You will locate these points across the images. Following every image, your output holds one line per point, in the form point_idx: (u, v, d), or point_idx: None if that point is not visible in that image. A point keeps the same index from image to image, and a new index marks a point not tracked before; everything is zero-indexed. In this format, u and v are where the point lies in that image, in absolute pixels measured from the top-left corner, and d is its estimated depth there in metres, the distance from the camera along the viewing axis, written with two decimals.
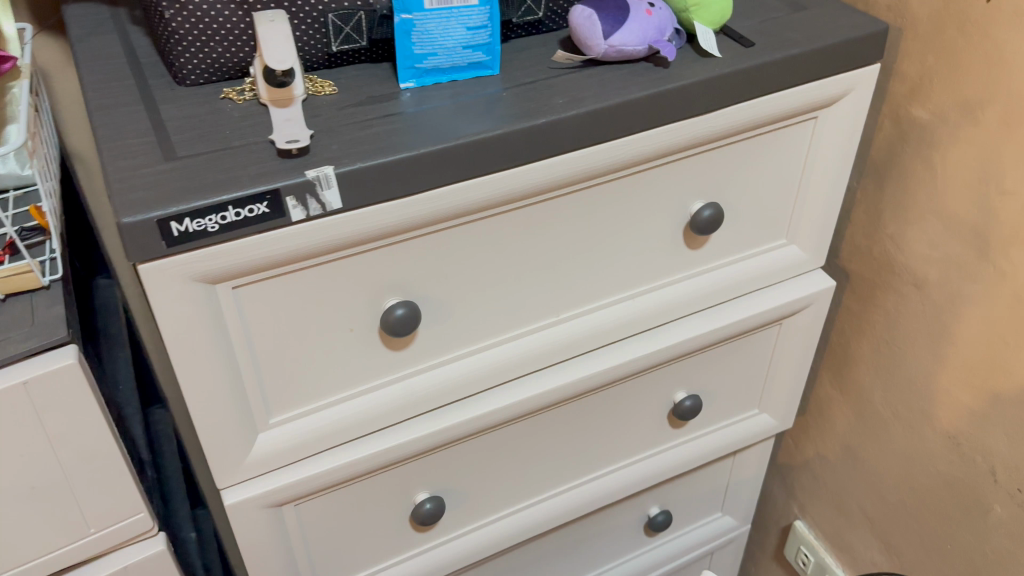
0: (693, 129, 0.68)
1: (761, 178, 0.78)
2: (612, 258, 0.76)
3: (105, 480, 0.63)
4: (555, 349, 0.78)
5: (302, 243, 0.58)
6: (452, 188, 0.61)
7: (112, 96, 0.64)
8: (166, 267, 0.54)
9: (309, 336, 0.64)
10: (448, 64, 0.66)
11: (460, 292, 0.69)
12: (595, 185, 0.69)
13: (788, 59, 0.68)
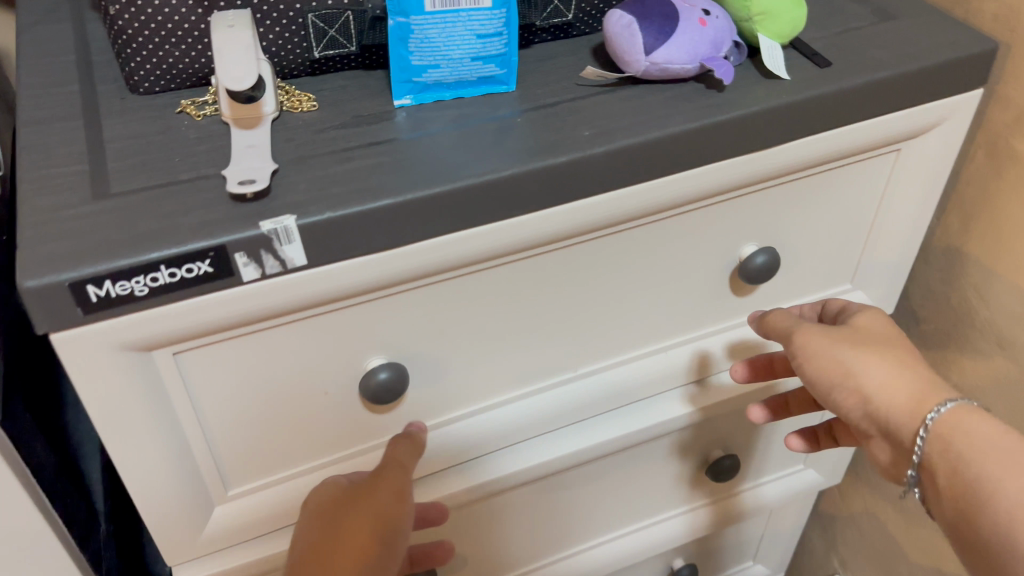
0: (749, 167, 0.56)
1: (826, 218, 0.66)
2: (644, 310, 0.64)
3: (32, 558, 0.54)
4: (570, 409, 0.67)
5: (258, 305, 0.47)
6: (448, 239, 0.50)
7: (48, 106, 0.53)
8: (84, 336, 0.44)
9: (275, 401, 0.54)
10: (453, 78, 0.54)
11: (459, 349, 0.58)
12: (627, 229, 0.57)
13: (872, 85, 0.56)
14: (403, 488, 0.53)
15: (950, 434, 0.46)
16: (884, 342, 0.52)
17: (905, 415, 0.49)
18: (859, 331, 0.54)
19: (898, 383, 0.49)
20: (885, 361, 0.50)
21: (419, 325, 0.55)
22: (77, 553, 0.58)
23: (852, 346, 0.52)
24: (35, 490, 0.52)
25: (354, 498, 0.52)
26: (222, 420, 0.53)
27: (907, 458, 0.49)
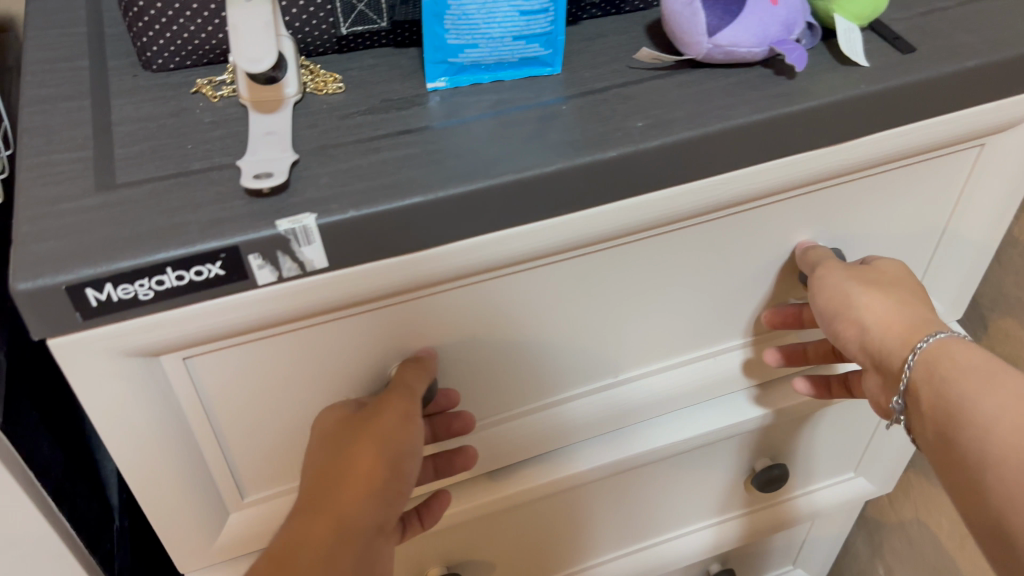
0: (818, 162, 0.50)
1: (897, 217, 0.60)
2: (693, 314, 0.59)
3: (38, 562, 0.51)
4: (610, 415, 0.62)
5: (274, 309, 0.43)
6: (484, 240, 0.45)
7: (55, 83, 0.49)
8: (86, 341, 0.40)
9: (293, 408, 0.50)
10: (493, 59, 0.49)
11: (490, 354, 0.54)
12: (679, 229, 0.52)
13: (961, 74, 0.50)
14: (411, 411, 0.47)
15: (938, 363, 0.46)
16: (896, 281, 0.52)
17: (899, 347, 0.49)
18: (878, 272, 0.53)
19: (901, 321, 0.50)
20: (891, 297, 0.51)
21: (449, 330, 0.51)
22: (87, 556, 0.55)
23: (861, 281, 0.52)
24: (40, 494, 0.49)
25: (357, 422, 0.46)
26: (236, 425, 0.50)
27: (894, 385, 0.50)
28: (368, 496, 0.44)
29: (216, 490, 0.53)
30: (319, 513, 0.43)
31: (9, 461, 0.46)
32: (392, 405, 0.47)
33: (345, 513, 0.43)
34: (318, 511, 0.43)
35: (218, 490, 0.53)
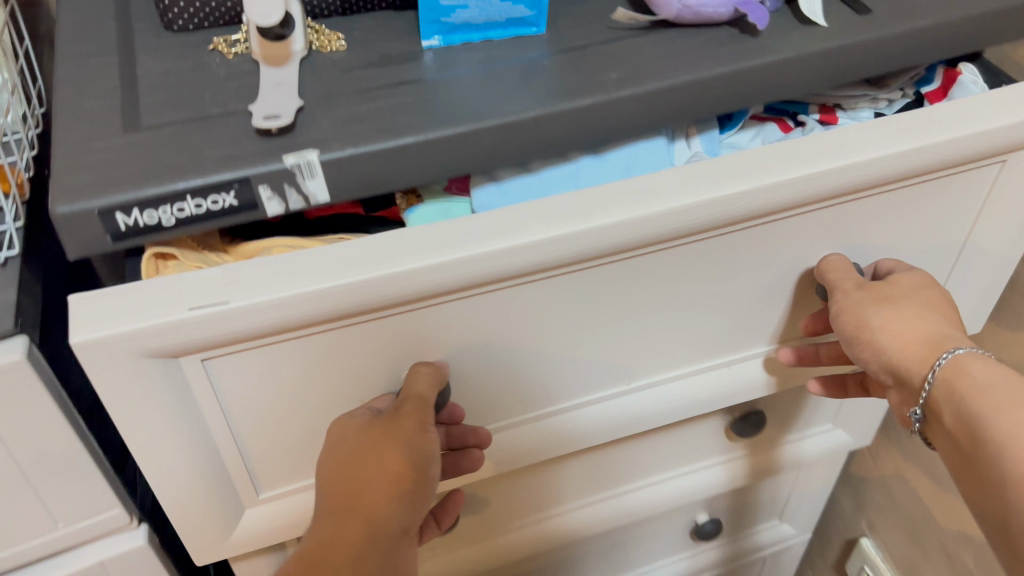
0: (830, 178, 0.51)
1: (916, 228, 0.61)
2: (703, 328, 0.61)
3: (70, 476, 0.57)
4: (620, 424, 0.64)
5: (288, 315, 0.45)
6: (486, 253, 0.46)
7: (86, 42, 0.54)
8: (106, 342, 0.43)
9: (309, 403, 0.53)
10: (482, 19, 0.54)
11: (505, 357, 0.56)
12: (692, 242, 0.53)
13: (910, 33, 0.54)
14: (426, 421, 0.50)
15: (955, 377, 0.49)
16: (910, 294, 0.54)
17: (919, 364, 0.51)
18: (892, 285, 0.55)
19: (920, 340, 0.51)
20: (906, 311, 0.53)
21: (463, 335, 0.53)
22: (115, 477, 0.61)
23: (875, 300, 0.54)
24: (72, 415, 0.55)
25: (377, 429, 0.48)
26: (254, 416, 0.53)
27: (913, 397, 0.52)
28: (397, 501, 0.47)
29: (230, 484, 0.56)
30: (349, 516, 0.46)
31: (46, 381, 0.52)
32: (410, 414, 0.49)
33: (375, 515, 0.46)
34: (348, 514, 0.46)
35: (231, 478, 0.56)
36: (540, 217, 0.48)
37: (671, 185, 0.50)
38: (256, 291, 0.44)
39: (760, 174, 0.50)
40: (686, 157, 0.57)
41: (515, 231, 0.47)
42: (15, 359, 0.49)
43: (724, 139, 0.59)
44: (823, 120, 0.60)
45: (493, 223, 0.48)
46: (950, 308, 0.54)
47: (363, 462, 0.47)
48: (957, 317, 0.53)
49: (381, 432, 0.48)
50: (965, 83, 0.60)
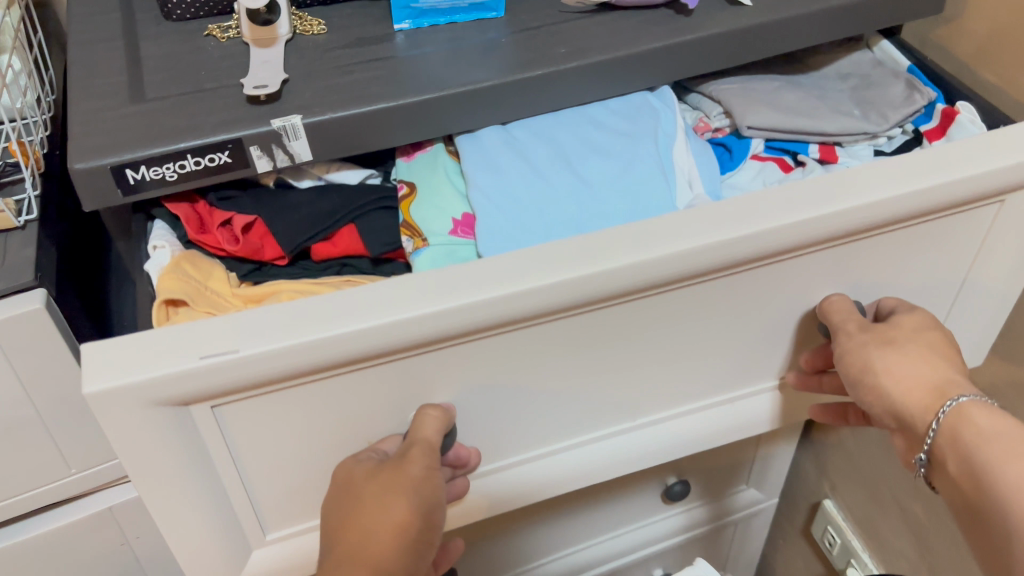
0: (848, 217, 0.49)
1: (918, 266, 0.59)
2: (712, 368, 0.60)
3: (82, 422, 0.64)
4: (621, 466, 0.63)
5: (297, 362, 0.43)
6: (480, 300, 0.44)
7: (95, 30, 0.61)
8: (119, 392, 0.41)
9: (312, 446, 0.52)
10: (446, 4, 0.61)
11: (507, 399, 0.54)
12: (708, 281, 0.52)
13: (825, 11, 0.61)
14: (435, 466, 0.48)
15: (959, 426, 0.46)
16: (914, 335, 0.51)
17: (922, 411, 0.48)
18: (895, 326, 0.53)
19: (920, 385, 0.49)
20: (910, 355, 0.50)
21: (464, 379, 0.51)
22: None
23: (877, 343, 0.52)
24: None
25: (385, 470, 0.47)
26: (258, 461, 0.51)
27: (918, 441, 0.49)
28: (405, 546, 0.44)
29: (241, 530, 0.55)
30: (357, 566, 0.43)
31: (62, 330, 0.58)
32: (418, 459, 0.47)
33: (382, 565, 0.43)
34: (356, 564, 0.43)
35: (242, 527, 0.55)
36: (546, 257, 0.46)
37: (683, 229, 0.48)
38: (266, 338, 0.43)
39: (777, 212, 0.48)
40: (687, 199, 0.58)
41: (521, 276, 0.45)
42: (34, 307, 0.55)
43: (725, 179, 0.63)
44: (823, 158, 0.64)
45: (500, 267, 0.46)
46: (953, 351, 0.51)
47: (371, 506, 0.45)
48: (962, 359, 0.51)
49: (389, 473, 0.46)
50: (961, 122, 0.62)
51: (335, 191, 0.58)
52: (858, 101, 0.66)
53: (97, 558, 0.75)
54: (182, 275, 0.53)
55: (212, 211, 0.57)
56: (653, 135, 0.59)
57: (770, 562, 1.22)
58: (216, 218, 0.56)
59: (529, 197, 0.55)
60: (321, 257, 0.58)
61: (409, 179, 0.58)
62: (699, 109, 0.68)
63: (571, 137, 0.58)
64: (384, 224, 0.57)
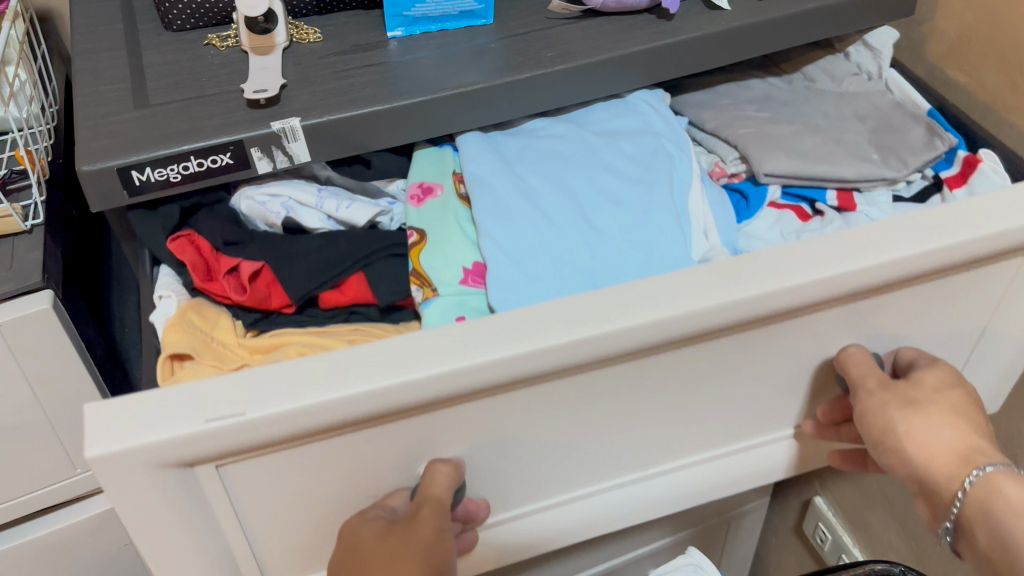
0: (868, 274, 0.47)
1: (939, 325, 0.58)
2: (735, 416, 0.59)
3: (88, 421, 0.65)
4: (631, 512, 0.62)
5: (305, 426, 0.42)
6: (487, 363, 0.43)
7: (98, 40, 0.63)
8: (122, 457, 0.40)
9: (325, 500, 0.50)
10: (437, 12, 0.63)
11: (522, 454, 0.53)
12: (724, 338, 0.51)
13: (800, 15, 0.64)
14: (447, 528, 0.46)
15: (989, 498, 0.44)
16: (937, 396, 0.49)
17: (947, 478, 0.46)
18: (916, 385, 0.51)
19: (944, 451, 0.47)
20: (933, 418, 0.48)
21: (476, 436, 0.50)
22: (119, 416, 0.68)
23: (900, 405, 0.49)
24: (90, 364, 0.62)
25: (397, 529, 0.45)
26: (263, 518, 0.50)
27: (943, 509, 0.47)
28: None
29: None
30: None
31: (69, 331, 0.59)
32: (433, 518, 0.46)
33: None
34: None
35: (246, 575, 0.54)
36: (558, 315, 0.45)
37: (699, 283, 0.46)
38: (272, 400, 0.40)
39: (802, 270, 0.46)
40: (704, 249, 0.56)
41: (532, 335, 0.44)
42: (41, 306, 0.56)
43: (742, 228, 0.62)
44: (842, 205, 0.62)
45: (509, 324, 0.44)
46: (978, 414, 0.49)
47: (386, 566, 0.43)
48: (988, 424, 0.49)
49: (405, 532, 0.45)
50: (986, 171, 0.62)
51: (340, 236, 0.55)
52: (876, 145, 0.63)
53: (102, 557, 0.76)
54: (187, 325, 0.53)
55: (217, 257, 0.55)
56: (669, 182, 0.58)
57: (764, 561, 1.23)
58: (222, 265, 0.55)
59: (539, 242, 0.54)
60: (329, 305, 0.55)
61: (418, 225, 0.56)
62: (716, 153, 0.66)
63: (584, 184, 0.58)
64: (395, 273, 0.55)
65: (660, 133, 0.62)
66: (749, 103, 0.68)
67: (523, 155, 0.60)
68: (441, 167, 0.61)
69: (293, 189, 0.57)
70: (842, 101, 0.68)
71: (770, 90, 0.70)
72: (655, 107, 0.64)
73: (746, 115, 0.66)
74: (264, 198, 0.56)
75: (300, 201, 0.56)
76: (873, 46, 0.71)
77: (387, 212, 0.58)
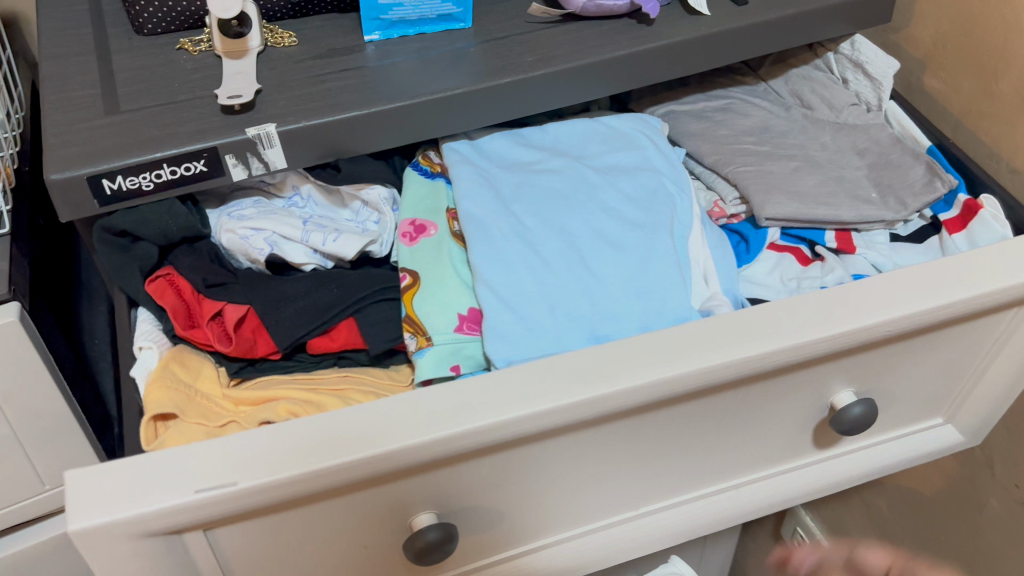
0: (859, 332, 0.49)
1: (930, 366, 0.59)
2: (731, 450, 0.58)
3: (59, 439, 0.63)
4: (621, 551, 0.60)
5: (294, 481, 0.40)
6: (488, 425, 0.43)
7: (66, 44, 0.61)
8: (106, 529, 0.38)
9: (316, 555, 0.48)
10: (415, 16, 0.62)
11: (512, 501, 0.52)
12: (723, 393, 0.51)
13: (780, 20, 0.63)
14: None
15: None
16: None
17: None
18: None
19: None
20: None
21: (469, 484, 0.49)
22: (87, 432, 0.65)
23: None
24: (55, 375, 0.60)
25: None
26: None
27: None
28: None
29: None
30: None
31: (33, 341, 0.57)
32: None
33: None
34: None
35: None
36: (560, 377, 0.45)
37: (696, 345, 0.47)
38: (265, 468, 0.40)
39: (796, 331, 0.48)
40: (703, 296, 0.54)
41: (535, 396, 0.44)
42: (7, 319, 0.55)
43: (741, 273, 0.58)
44: (841, 247, 0.59)
45: (513, 384, 0.45)
46: None
47: None
48: None
49: None
50: (985, 218, 0.58)
51: (330, 278, 0.52)
52: (875, 182, 0.62)
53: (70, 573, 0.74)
54: (172, 380, 0.49)
55: (199, 300, 0.52)
56: (670, 226, 0.55)
57: (742, 565, 1.22)
58: (206, 310, 0.51)
59: (539, 293, 0.51)
60: (318, 351, 0.52)
61: (411, 266, 0.53)
62: (715, 190, 0.62)
63: (583, 227, 0.54)
64: (388, 317, 0.52)
65: (659, 171, 0.58)
66: (747, 134, 0.64)
67: (518, 192, 0.56)
68: (433, 203, 0.57)
69: (277, 223, 0.53)
70: (840, 132, 0.65)
71: (759, 111, 0.67)
72: (652, 139, 0.61)
73: (746, 148, 0.62)
74: (248, 231, 0.53)
75: (285, 235, 0.53)
76: (874, 77, 0.67)
77: (378, 240, 0.56)
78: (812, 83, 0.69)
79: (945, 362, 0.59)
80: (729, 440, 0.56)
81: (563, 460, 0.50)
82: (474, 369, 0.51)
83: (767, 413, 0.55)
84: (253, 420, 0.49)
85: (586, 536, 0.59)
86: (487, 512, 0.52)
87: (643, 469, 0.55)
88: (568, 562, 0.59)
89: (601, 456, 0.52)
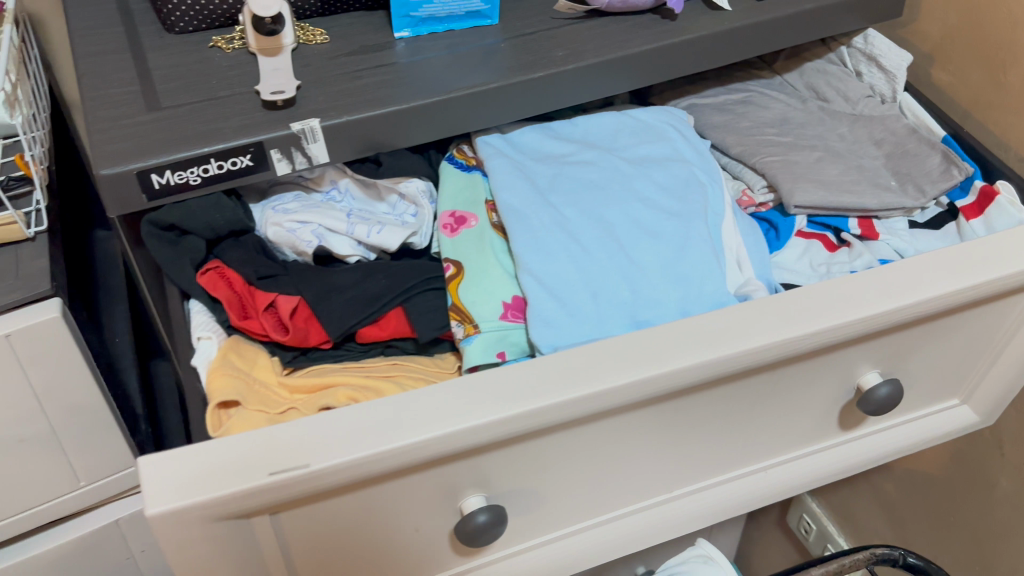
0: (891, 312, 0.51)
1: (950, 347, 0.61)
2: (762, 432, 0.59)
3: (94, 434, 0.64)
4: (656, 533, 0.62)
5: (362, 463, 0.41)
6: (546, 407, 0.44)
7: (100, 43, 0.62)
8: (183, 512, 0.39)
9: (369, 539, 0.50)
10: (444, 12, 0.63)
11: (557, 484, 0.53)
12: (760, 375, 0.53)
13: (799, 15, 0.65)
14: None
15: None
16: None
17: None
18: None
19: None
20: None
21: (518, 466, 0.50)
22: (121, 429, 0.65)
23: None
24: (93, 370, 0.60)
25: None
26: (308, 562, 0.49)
27: None
28: None
29: None
30: None
31: (73, 336, 0.57)
32: None
33: None
34: None
35: None
36: (611, 360, 0.46)
37: (738, 327, 0.49)
38: (334, 451, 0.41)
39: (832, 312, 0.50)
40: (738, 282, 0.56)
41: (587, 378, 0.45)
42: (51, 315, 0.55)
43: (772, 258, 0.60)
44: (865, 234, 0.61)
45: (566, 367, 0.46)
46: None
47: None
48: None
49: None
50: (1001, 204, 0.60)
51: (376, 268, 0.54)
52: (893, 171, 0.64)
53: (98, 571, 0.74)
54: (232, 369, 0.50)
55: (252, 292, 0.53)
56: (703, 214, 0.57)
57: (747, 554, 1.25)
58: (260, 301, 0.52)
59: (581, 279, 0.52)
60: (367, 340, 0.54)
61: (455, 256, 0.54)
62: (741, 180, 0.64)
63: (619, 216, 0.56)
64: (435, 306, 0.54)
65: (689, 161, 0.60)
66: (768, 125, 0.66)
67: (554, 183, 0.57)
68: (471, 194, 0.59)
69: (322, 216, 0.54)
70: (857, 123, 0.67)
71: (777, 104, 0.69)
72: (680, 131, 0.62)
73: (769, 139, 0.64)
74: (294, 224, 0.54)
75: (330, 228, 0.54)
76: (888, 70, 0.69)
77: (418, 232, 0.57)
78: (827, 76, 0.71)
79: (965, 343, 0.61)
80: (761, 421, 0.58)
81: (608, 441, 0.52)
82: (518, 356, 0.53)
83: (798, 395, 0.57)
84: (312, 407, 0.50)
85: (622, 518, 0.60)
86: (532, 494, 0.53)
87: (681, 451, 0.56)
88: (605, 545, 0.60)
89: (642, 438, 0.53)
